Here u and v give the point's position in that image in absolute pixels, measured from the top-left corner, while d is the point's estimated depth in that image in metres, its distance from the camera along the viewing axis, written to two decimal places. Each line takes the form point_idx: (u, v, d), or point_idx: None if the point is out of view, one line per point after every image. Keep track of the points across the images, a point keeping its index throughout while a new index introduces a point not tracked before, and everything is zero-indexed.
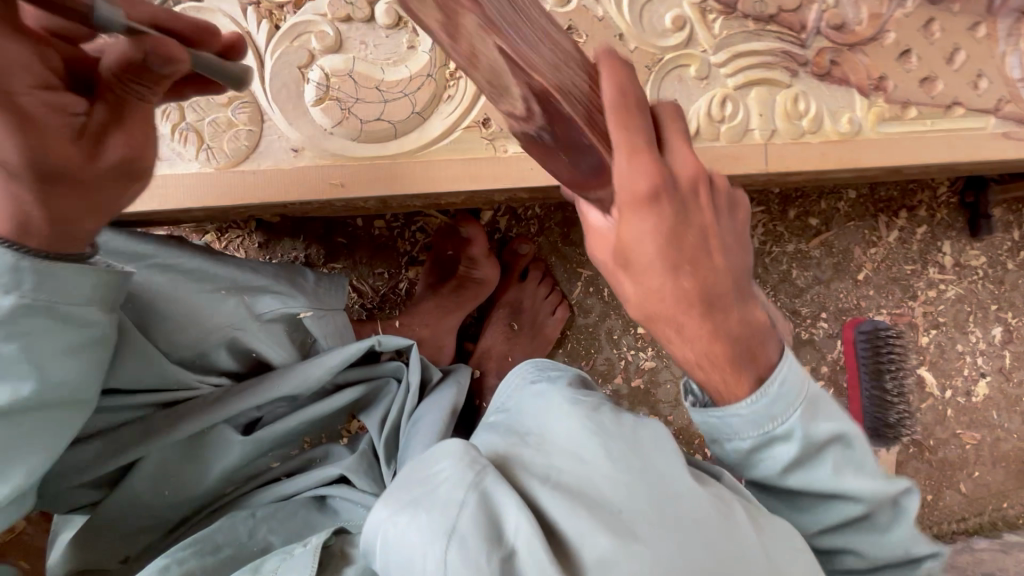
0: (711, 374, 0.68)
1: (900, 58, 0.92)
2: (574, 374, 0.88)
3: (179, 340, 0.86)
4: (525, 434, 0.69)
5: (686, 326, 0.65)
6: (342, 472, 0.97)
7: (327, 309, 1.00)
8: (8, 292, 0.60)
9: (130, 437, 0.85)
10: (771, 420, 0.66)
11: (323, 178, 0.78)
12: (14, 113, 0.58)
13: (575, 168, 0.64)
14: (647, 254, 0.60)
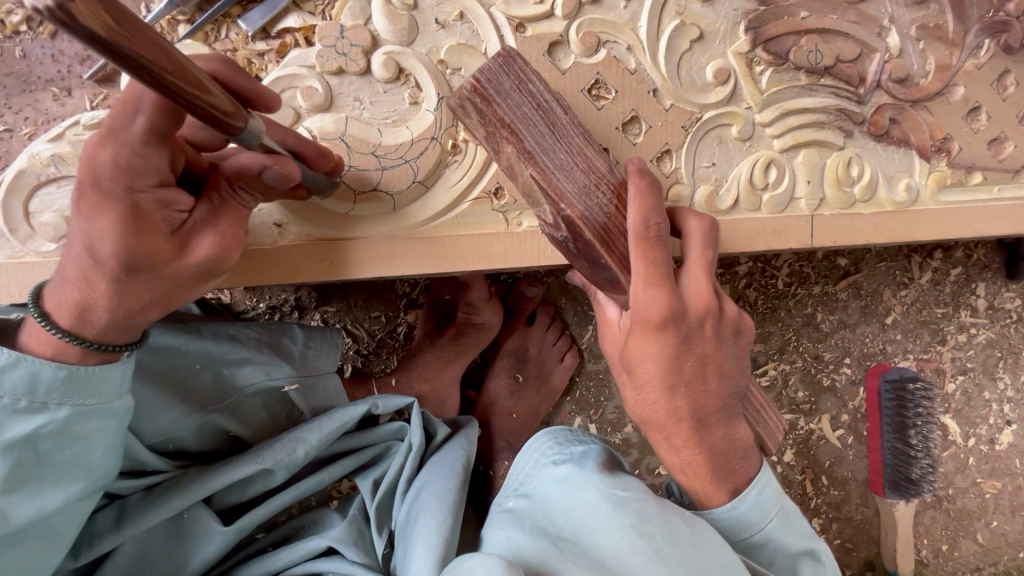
0: (693, 482, 0.71)
1: (968, 116, 0.81)
2: (592, 454, 0.79)
3: (152, 425, 0.78)
4: (558, 536, 0.69)
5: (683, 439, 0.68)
6: (330, 543, 0.88)
7: (316, 374, 0.90)
8: (63, 404, 0.59)
9: (104, 526, 0.77)
10: (749, 529, 0.70)
11: (311, 256, 0.69)
12: (127, 214, 0.52)
13: (594, 271, 0.68)
14: (653, 368, 0.66)
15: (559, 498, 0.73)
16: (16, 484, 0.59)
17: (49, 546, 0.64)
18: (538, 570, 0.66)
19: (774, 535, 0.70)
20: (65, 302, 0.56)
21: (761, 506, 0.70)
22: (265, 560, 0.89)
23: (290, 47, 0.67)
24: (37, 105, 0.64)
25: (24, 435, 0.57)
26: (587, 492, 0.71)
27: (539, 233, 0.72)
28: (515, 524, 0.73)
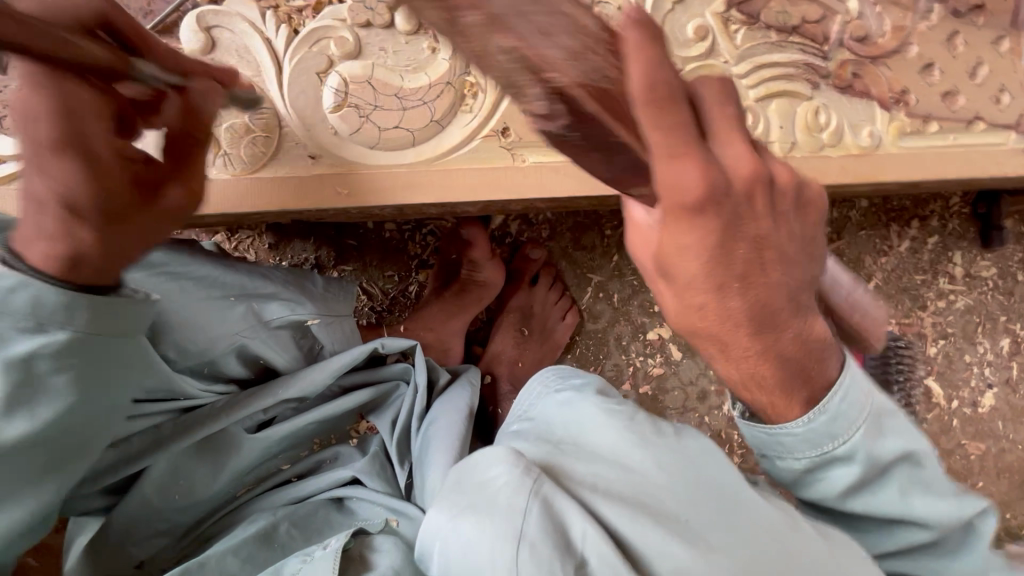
0: (760, 397, 0.68)
1: (924, 72, 0.91)
2: (593, 381, 0.87)
3: (191, 346, 0.86)
4: (559, 439, 0.76)
5: (739, 301, 0.59)
6: (354, 474, 0.97)
7: (336, 314, 0.99)
8: (63, 327, 0.62)
9: (145, 446, 0.86)
10: (833, 440, 0.68)
11: (333, 188, 0.78)
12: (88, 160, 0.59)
13: (611, 164, 0.54)
14: (688, 260, 0.56)
15: (559, 414, 0.80)
16: (17, 403, 0.61)
17: (36, 468, 0.66)
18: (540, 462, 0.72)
19: (859, 445, 0.67)
20: (50, 252, 0.59)
21: (847, 414, 0.67)
22: (290, 488, 0.96)
23: (324, 5, 0.77)
24: None
25: (26, 354, 0.61)
26: (585, 404, 0.78)
27: (541, 170, 0.82)
28: (523, 437, 0.79)
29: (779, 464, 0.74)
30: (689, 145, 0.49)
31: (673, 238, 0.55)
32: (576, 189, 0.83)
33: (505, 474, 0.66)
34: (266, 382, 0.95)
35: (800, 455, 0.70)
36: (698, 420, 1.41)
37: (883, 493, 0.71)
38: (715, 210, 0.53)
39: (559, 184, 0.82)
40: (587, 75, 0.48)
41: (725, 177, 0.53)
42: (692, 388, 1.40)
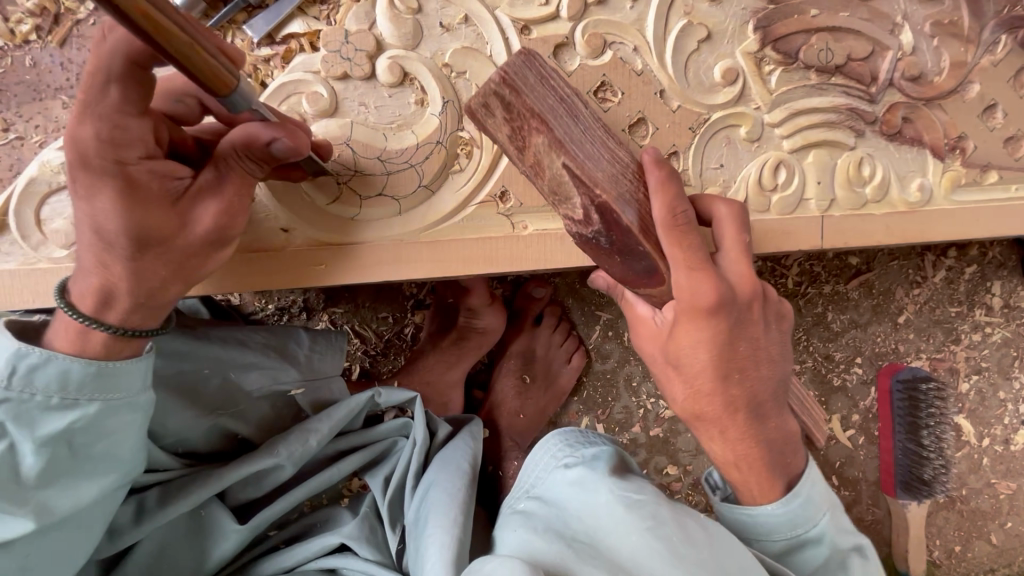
0: (746, 476, 0.68)
1: (984, 114, 0.79)
2: (609, 452, 0.77)
3: (162, 429, 0.78)
4: (573, 534, 0.67)
5: (741, 401, 0.65)
6: (342, 540, 0.86)
7: (322, 375, 0.90)
8: (93, 399, 0.59)
9: (121, 521, 0.76)
10: (804, 526, 0.67)
11: (308, 263, 0.69)
12: (123, 183, 0.54)
13: (625, 267, 0.67)
14: (697, 352, 0.63)
15: (570, 499, 0.71)
16: (52, 478, 0.59)
17: (83, 537, 0.65)
18: (551, 568, 0.63)
19: (829, 532, 0.68)
20: (85, 287, 0.58)
21: (814, 505, 0.68)
22: (275, 558, 0.87)
23: (294, 52, 0.66)
24: (46, 113, 0.65)
25: (58, 430, 0.58)
26: (600, 492, 0.69)
27: (545, 238, 0.72)
28: (526, 524, 0.69)
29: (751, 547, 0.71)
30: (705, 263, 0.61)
31: (684, 331, 0.63)
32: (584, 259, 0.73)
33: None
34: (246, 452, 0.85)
35: (774, 537, 0.68)
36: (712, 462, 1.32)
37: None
38: (718, 316, 0.62)
39: (566, 252, 0.73)
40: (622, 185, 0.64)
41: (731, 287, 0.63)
42: None
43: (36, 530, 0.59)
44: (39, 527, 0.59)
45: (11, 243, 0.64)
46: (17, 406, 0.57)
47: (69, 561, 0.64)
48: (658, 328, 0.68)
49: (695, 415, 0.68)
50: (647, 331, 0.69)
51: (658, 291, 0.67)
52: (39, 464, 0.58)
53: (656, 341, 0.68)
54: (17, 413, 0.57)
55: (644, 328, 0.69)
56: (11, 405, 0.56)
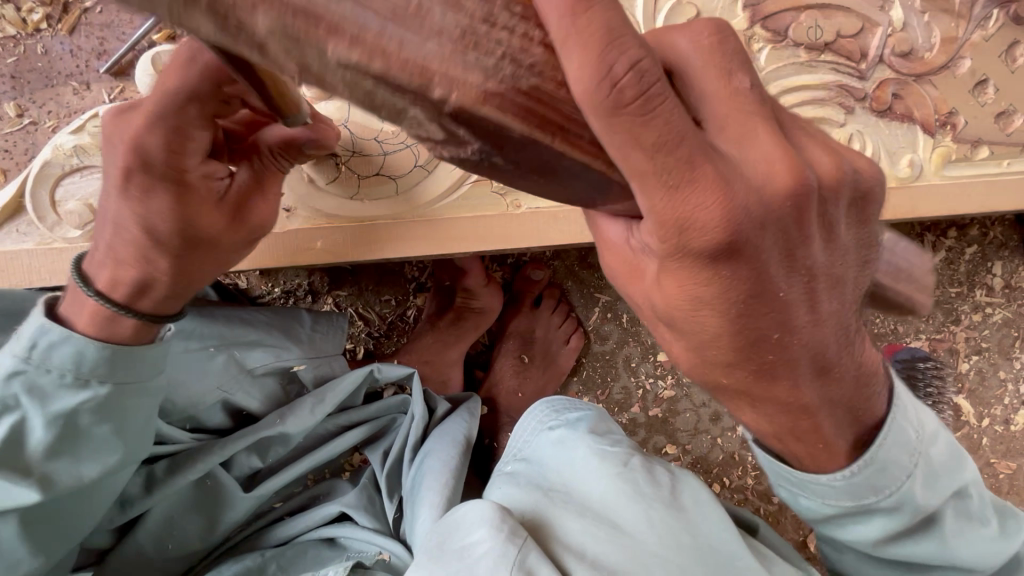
0: (788, 442, 0.62)
1: (975, 90, 0.80)
2: (592, 414, 0.80)
3: (172, 404, 0.82)
4: (549, 485, 0.70)
5: (764, 357, 0.51)
6: (342, 508, 0.91)
7: (324, 354, 0.95)
8: (104, 380, 0.63)
9: (134, 491, 0.80)
10: (877, 494, 0.64)
11: (308, 242, 0.72)
12: (180, 191, 0.57)
13: (568, 184, 0.40)
14: (688, 310, 0.47)
15: (551, 456, 0.74)
16: (61, 450, 0.63)
17: (96, 504, 0.69)
18: (528, 515, 0.67)
19: (906, 495, 0.64)
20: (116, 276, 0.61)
21: (892, 471, 0.63)
22: (278, 528, 0.91)
23: None
24: (59, 99, 0.68)
25: (67, 409, 0.62)
26: (577, 448, 0.73)
27: (538, 216, 0.74)
28: (513, 481, 0.73)
29: (802, 501, 0.68)
30: (708, 168, 0.38)
31: (670, 278, 0.45)
32: (575, 236, 0.76)
33: (486, 542, 0.60)
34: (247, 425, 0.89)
35: (831, 503, 0.65)
36: (710, 442, 1.34)
37: (919, 538, 0.67)
38: (737, 263, 0.43)
39: (557, 230, 0.75)
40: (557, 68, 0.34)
41: (755, 202, 0.41)
42: (704, 410, 1.34)
43: (43, 501, 0.63)
44: (47, 498, 0.63)
45: (29, 224, 0.68)
46: (32, 380, 0.61)
47: (81, 522, 0.69)
48: (627, 263, 0.49)
49: (697, 373, 0.55)
50: (610, 267, 0.50)
51: (628, 206, 0.44)
52: (47, 438, 0.62)
53: (624, 278, 0.49)
54: (31, 386, 0.61)
55: (608, 261, 0.50)
56: (25, 378, 0.60)
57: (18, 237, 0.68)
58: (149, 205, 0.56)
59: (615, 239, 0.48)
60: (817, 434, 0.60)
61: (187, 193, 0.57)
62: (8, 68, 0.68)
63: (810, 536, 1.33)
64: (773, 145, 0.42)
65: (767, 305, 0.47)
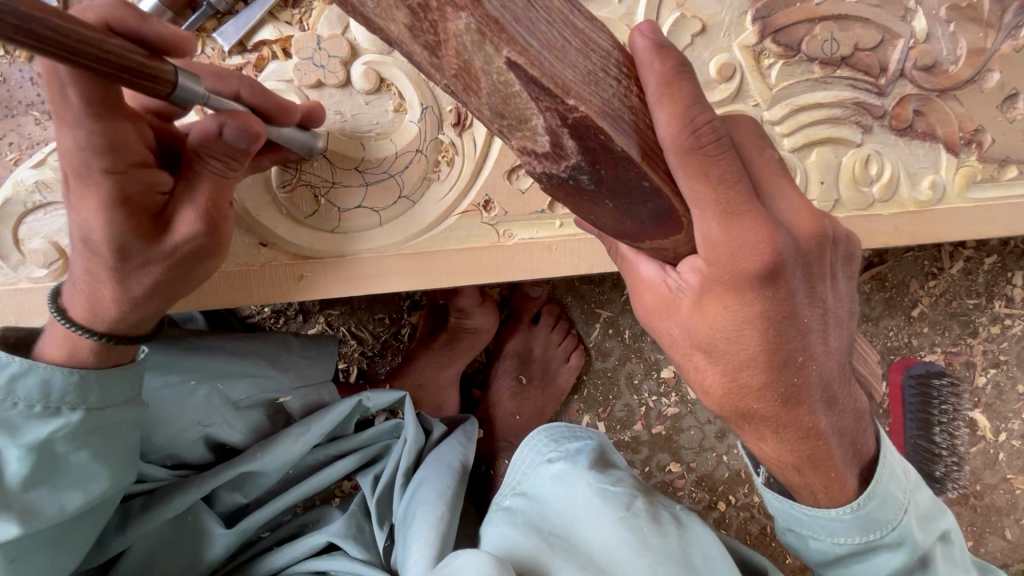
0: (809, 479, 0.57)
1: (1004, 105, 0.74)
2: (594, 444, 0.76)
3: (150, 443, 0.80)
4: (547, 530, 0.66)
5: (789, 385, 0.51)
6: (329, 539, 0.87)
7: (311, 382, 0.92)
8: (75, 407, 0.60)
9: (109, 527, 0.77)
10: (883, 528, 0.58)
11: (287, 276, 0.68)
12: (112, 197, 0.51)
13: (621, 214, 0.47)
14: (727, 332, 0.48)
15: (551, 495, 0.70)
16: (38, 482, 0.59)
17: (85, 542, 0.65)
18: (525, 564, 0.64)
19: (908, 532, 0.59)
20: (76, 296, 0.58)
21: (891, 504, 0.58)
22: (266, 559, 0.88)
23: (267, 60, 0.64)
24: (20, 130, 0.64)
25: (40, 438, 0.58)
26: (578, 487, 0.69)
27: (531, 247, 0.70)
28: (509, 521, 0.69)
29: (810, 543, 0.62)
30: (747, 200, 0.43)
31: (711, 305, 0.48)
32: (571, 267, 0.71)
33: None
34: (227, 459, 0.85)
35: (842, 541, 0.59)
36: (716, 459, 1.30)
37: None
38: (776, 286, 0.46)
39: (553, 263, 0.70)
40: (614, 99, 0.42)
41: (793, 238, 0.46)
42: (709, 427, 1.30)
43: (24, 535, 0.58)
44: (28, 534, 0.58)
45: None
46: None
47: (55, 570, 0.63)
48: (665, 293, 0.51)
49: (722, 404, 0.54)
50: (649, 299, 0.53)
51: (672, 241, 0.48)
52: (23, 469, 0.58)
53: (664, 308, 0.52)
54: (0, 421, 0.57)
55: (647, 293, 0.53)
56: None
57: None
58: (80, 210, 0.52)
59: (654, 272, 0.52)
60: (828, 467, 0.57)
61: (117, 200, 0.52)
62: None
63: None
64: (803, 199, 0.48)
65: (796, 334, 0.49)
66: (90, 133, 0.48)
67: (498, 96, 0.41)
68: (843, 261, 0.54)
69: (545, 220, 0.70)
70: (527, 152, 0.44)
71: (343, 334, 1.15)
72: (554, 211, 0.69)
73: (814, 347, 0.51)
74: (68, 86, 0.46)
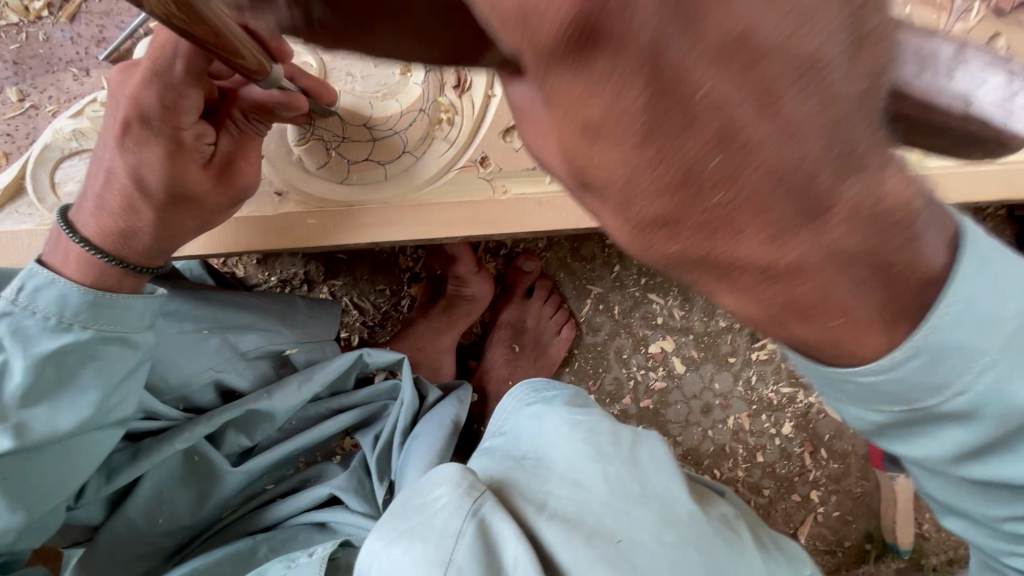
0: (838, 343, 0.38)
1: None
2: (568, 391, 0.80)
3: (164, 383, 0.85)
4: (520, 454, 0.70)
5: (716, 176, 0.27)
6: (331, 490, 0.92)
7: (315, 339, 0.97)
8: (86, 327, 0.65)
9: (121, 462, 0.82)
10: (948, 387, 0.41)
11: (300, 222, 0.74)
12: (170, 146, 0.59)
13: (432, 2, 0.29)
14: (642, 166, 0.27)
15: (524, 427, 0.74)
16: (38, 396, 0.64)
17: (79, 464, 0.69)
18: (497, 481, 0.68)
19: (988, 390, 0.41)
20: (98, 222, 0.64)
21: (968, 355, 0.39)
22: (269, 510, 0.92)
23: None
24: (59, 85, 0.71)
25: (46, 352, 0.63)
26: (546, 416, 0.73)
27: (523, 201, 0.76)
28: (488, 455, 0.74)
29: (841, 407, 0.46)
30: None
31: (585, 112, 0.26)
32: (558, 221, 0.77)
33: (445, 497, 0.62)
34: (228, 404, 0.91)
35: (878, 408, 0.43)
36: (702, 433, 1.36)
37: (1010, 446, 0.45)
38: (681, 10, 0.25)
39: (544, 217, 0.77)
40: None
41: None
42: (695, 401, 1.35)
43: (19, 448, 0.62)
44: (22, 447, 0.63)
45: (29, 205, 0.70)
46: (17, 321, 0.63)
47: (49, 486, 0.67)
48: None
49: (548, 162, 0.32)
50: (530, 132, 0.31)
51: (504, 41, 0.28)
52: (25, 383, 0.62)
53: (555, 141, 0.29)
54: (15, 328, 0.62)
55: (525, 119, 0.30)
56: (12, 320, 0.63)
57: (19, 217, 0.70)
58: (138, 155, 0.59)
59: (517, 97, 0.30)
60: (853, 319, 0.35)
61: (176, 148, 0.59)
62: (10, 55, 0.71)
63: (801, 528, 1.35)
64: None
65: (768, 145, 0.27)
66: (168, 91, 0.57)
67: None
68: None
69: (536, 177, 0.76)
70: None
71: (346, 304, 1.20)
72: (545, 168, 0.76)
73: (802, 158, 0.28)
74: (179, 55, 0.55)
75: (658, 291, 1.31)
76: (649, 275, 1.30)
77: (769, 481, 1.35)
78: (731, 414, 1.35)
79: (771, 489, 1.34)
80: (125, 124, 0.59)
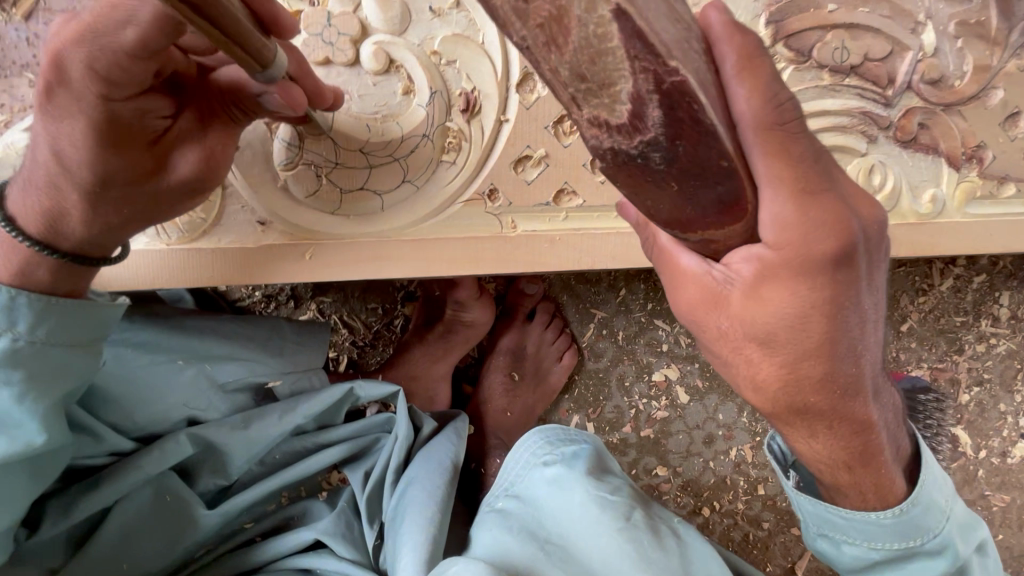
0: (861, 478, 0.58)
1: (1006, 123, 0.74)
2: (591, 451, 0.74)
3: (132, 420, 0.78)
4: (546, 536, 0.65)
5: (821, 361, 0.48)
6: (316, 537, 0.85)
7: (301, 369, 0.89)
8: (2, 334, 0.54)
9: (80, 493, 0.75)
10: (921, 536, 0.60)
11: (287, 255, 0.66)
12: (102, 119, 0.50)
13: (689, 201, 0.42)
14: (788, 316, 0.47)
15: (547, 499, 0.69)
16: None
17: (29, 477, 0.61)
18: (521, 570, 0.62)
19: (948, 540, 0.61)
20: (35, 206, 0.54)
21: (935, 513, 0.60)
22: (248, 554, 0.85)
23: None
24: (12, 91, 0.62)
25: None
26: (576, 494, 0.67)
27: (534, 239, 0.69)
28: (503, 524, 0.67)
29: (843, 548, 0.64)
30: (808, 190, 0.43)
31: (766, 289, 0.46)
32: (570, 260, 0.70)
33: None
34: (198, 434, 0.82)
35: (878, 547, 0.61)
36: (703, 464, 1.30)
37: None
38: (848, 271, 0.46)
39: (556, 256, 0.70)
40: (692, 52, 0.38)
41: (862, 223, 0.46)
42: (698, 432, 1.29)
43: None
44: None
45: None
46: None
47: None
48: (812, 175, 0.43)
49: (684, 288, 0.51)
50: (684, 297, 0.51)
51: (724, 233, 0.46)
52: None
53: (707, 299, 0.49)
54: None
55: (682, 292, 0.51)
56: None
57: None
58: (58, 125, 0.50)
59: (692, 273, 0.50)
60: (874, 469, 0.57)
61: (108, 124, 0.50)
62: None
63: (799, 562, 1.30)
64: (857, 187, 0.48)
65: (857, 331, 0.48)
66: (109, 61, 0.47)
67: (585, 53, 0.34)
68: (881, 239, 0.49)
69: (549, 213, 0.69)
70: (598, 123, 0.38)
71: (335, 323, 1.13)
72: (559, 204, 0.69)
73: (868, 344, 0.50)
74: (133, 23, 0.46)
75: (665, 317, 1.25)
76: (657, 301, 1.24)
77: (769, 516, 1.30)
78: (734, 445, 1.30)
79: (771, 523, 1.30)
80: (46, 88, 0.49)
